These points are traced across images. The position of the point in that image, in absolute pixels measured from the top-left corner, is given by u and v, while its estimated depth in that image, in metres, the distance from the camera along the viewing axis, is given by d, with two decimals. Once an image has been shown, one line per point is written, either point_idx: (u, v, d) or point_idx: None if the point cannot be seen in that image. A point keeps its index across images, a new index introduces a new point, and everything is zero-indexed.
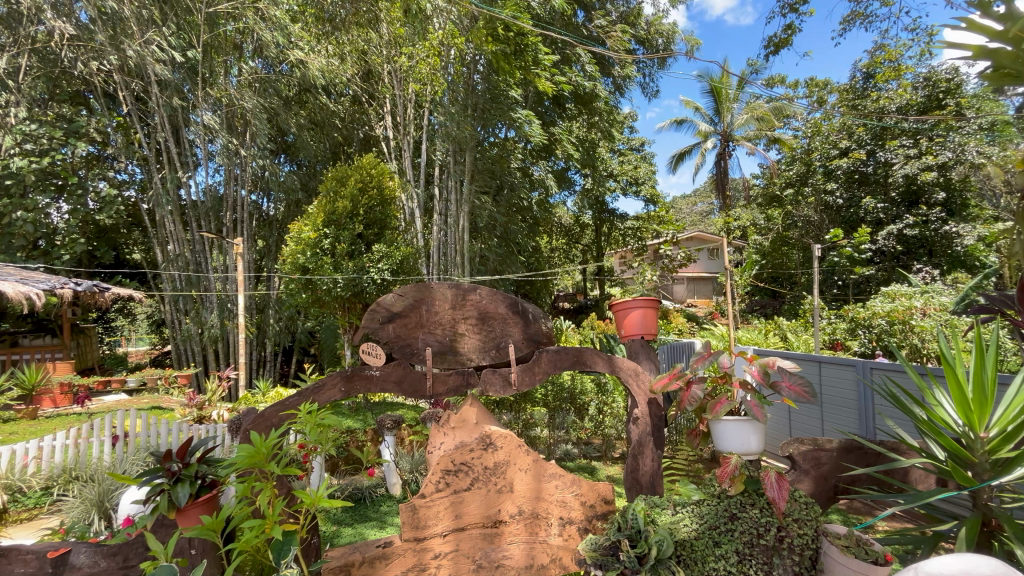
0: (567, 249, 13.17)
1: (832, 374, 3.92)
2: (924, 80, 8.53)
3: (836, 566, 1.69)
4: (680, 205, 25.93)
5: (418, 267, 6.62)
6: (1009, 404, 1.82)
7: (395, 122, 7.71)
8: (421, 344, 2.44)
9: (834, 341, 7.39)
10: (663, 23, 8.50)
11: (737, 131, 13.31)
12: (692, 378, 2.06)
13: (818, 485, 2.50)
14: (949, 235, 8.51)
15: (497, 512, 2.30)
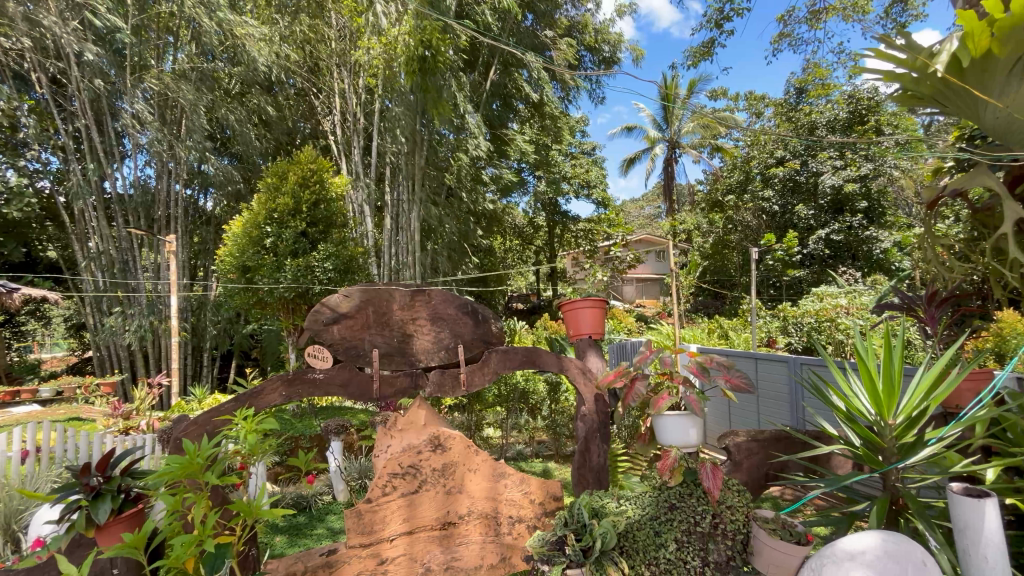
0: (520, 250, 13.28)
1: (767, 369, 4.17)
2: (849, 97, 9.27)
3: (765, 549, 1.77)
4: (629, 209, 26.88)
5: (368, 268, 6.47)
6: (914, 394, 2.01)
7: (344, 119, 7.49)
8: (368, 345, 2.38)
9: (768, 339, 7.87)
10: (611, 31, 8.76)
11: (683, 139, 13.92)
12: (637, 375, 2.13)
13: (751, 474, 2.65)
14: (870, 239, 9.28)
15: (446, 514, 2.27)
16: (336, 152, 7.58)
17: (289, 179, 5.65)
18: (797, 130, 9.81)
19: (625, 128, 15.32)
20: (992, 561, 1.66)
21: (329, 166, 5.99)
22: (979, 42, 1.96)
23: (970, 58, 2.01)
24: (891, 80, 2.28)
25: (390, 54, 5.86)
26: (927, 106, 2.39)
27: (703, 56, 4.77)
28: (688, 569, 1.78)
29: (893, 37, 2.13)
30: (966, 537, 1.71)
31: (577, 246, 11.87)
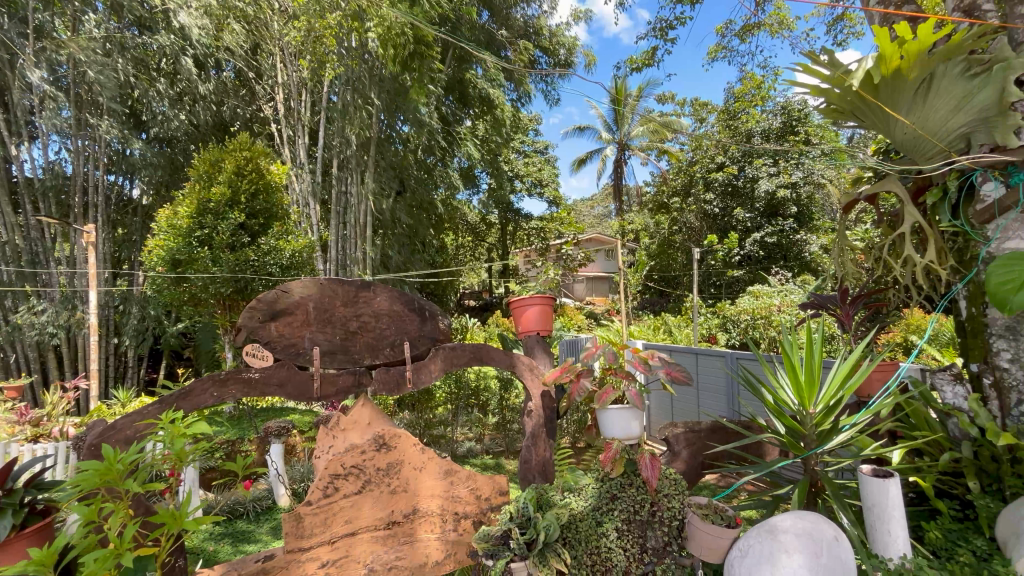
0: (473, 248, 13.22)
1: (706, 364, 4.39)
2: (782, 109, 9.93)
3: (697, 533, 1.87)
4: (581, 207, 27.41)
5: (314, 263, 6.22)
6: (832, 383, 2.19)
7: (288, 107, 7.17)
8: (308, 343, 2.29)
9: (708, 335, 8.30)
10: (565, 34, 8.88)
11: (632, 141, 14.36)
12: (581, 371, 2.19)
13: (688, 463, 2.79)
14: (799, 242, 10.01)
15: (390, 514, 2.23)
16: (279, 142, 7.24)
17: (226, 169, 5.34)
18: (736, 138, 10.37)
19: (577, 129, 15.58)
20: (895, 533, 1.86)
21: (271, 155, 5.70)
22: (890, 62, 2.13)
23: (882, 77, 2.19)
24: (818, 93, 2.46)
25: (338, 43, 5.66)
26: (848, 119, 2.59)
27: (650, 61, 4.90)
28: (626, 556, 1.86)
29: (816, 54, 2.28)
30: (874, 512, 1.89)
31: (529, 244, 11.97)
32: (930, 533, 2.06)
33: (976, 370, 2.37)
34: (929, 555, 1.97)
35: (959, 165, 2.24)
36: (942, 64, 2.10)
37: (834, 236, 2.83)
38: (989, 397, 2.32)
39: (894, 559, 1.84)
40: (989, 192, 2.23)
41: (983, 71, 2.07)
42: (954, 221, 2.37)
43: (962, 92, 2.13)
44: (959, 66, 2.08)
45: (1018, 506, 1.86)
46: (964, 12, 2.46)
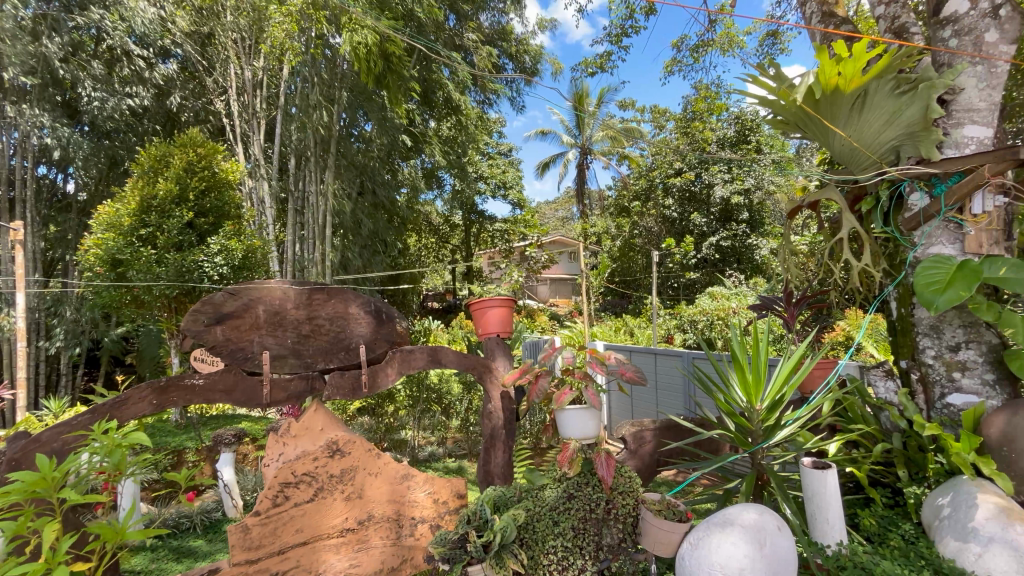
0: (436, 250, 13.05)
1: (664, 364, 4.50)
2: (736, 119, 10.38)
3: (651, 529, 1.92)
4: (545, 210, 27.64)
5: (269, 263, 6.00)
6: (776, 381, 2.31)
7: (241, 102, 6.88)
8: (257, 347, 2.22)
9: (666, 336, 8.53)
10: (531, 41, 8.94)
11: (595, 146, 14.60)
12: (540, 371, 2.20)
13: (644, 460, 2.88)
14: (751, 246, 10.48)
15: (344, 521, 2.19)
16: (232, 137, 6.93)
17: (172, 164, 5.07)
18: (693, 145, 10.74)
19: (541, 133, 15.70)
20: (832, 520, 1.98)
21: (221, 150, 5.45)
22: (828, 78, 2.26)
23: (822, 91, 2.32)
24: (766, 105, 2.59)
25: (298, 38, 5.49)
26: (795, 131, 2.74)
27: (607, 65, 4.99)
28: (584, 554, 1.87)
29: (762, 68, 2.40)
30: (815, 502, 2.00)
31: (493, 245, 11.97)
32: (866, 519, 2.19)
33: (905, 366, 2.55)
34: (864, 540, 2.10)
35: (890, 175, 2.41)
36: (875, 81, 2.25)
37: (780, 240, 2.97)
38: (916, 392, 2.50)
39: (832, 546, 1.97)
40: (916, 202, 2.41)
41: (910, 89, 2.24)
42: (886, 227, 2.54)
43: (893, 108, 2.29)
44: (890, 83, 2.23)
45: (940, 492, 2.01)
46: (895, 33, 2.65)
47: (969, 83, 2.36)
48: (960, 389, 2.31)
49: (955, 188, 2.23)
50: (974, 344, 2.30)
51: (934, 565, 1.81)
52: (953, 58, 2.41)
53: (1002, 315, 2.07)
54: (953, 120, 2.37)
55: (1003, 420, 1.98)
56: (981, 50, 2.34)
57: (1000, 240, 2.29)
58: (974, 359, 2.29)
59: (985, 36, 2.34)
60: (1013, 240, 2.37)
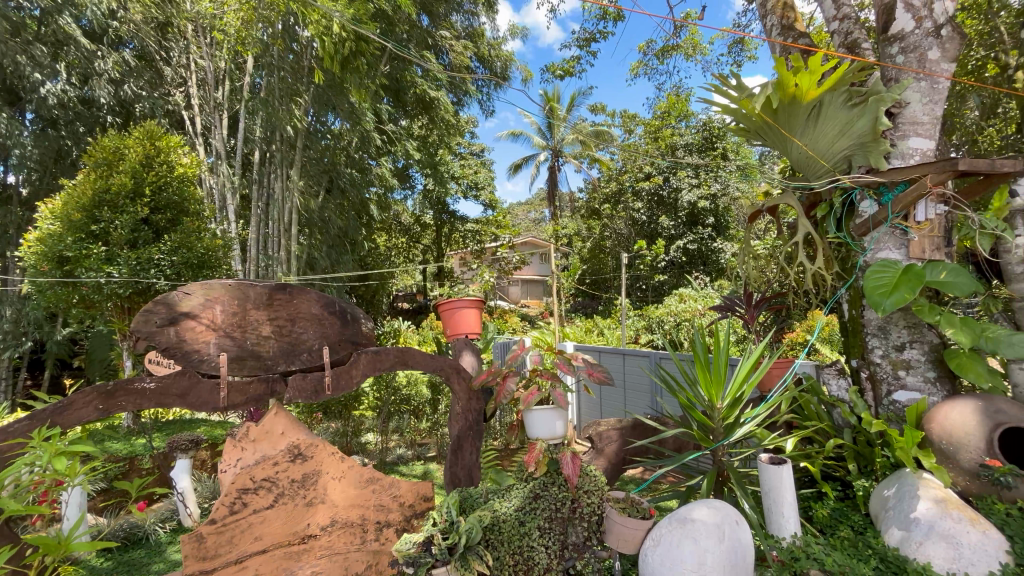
0: (406, 249, 12.85)
1: (632, 364, 4.57)
2: (703, 126, 10.69)
3: (615, 526, 1.94)
4: (517, 212, 27.70)
5: (231, 262, 5.79)
6: (737, 380, 2.38)
7: (201, 94, 6.63)
8: (214, 348, 2.15)
9: (634, 336, 8.72)
10: (503, 46, 8.93)
11: (566, 149, 14.75)
12: (508, 373, 2.20)
13: (611, 460, 2.94)
14: (716, 250, 10.81)
15: (305, 527, 2.15)
16: (191, 131, 6.67)
17: (126, 156, 4.83)
18: (662, 151, 11.00)
19: (512, 135, 15.76)
20: (787, 514, 2.06)
21: (179, 144, 5.23)
22: (786, 89, 2.36)
23: (781, 101, 2.42)
24: (728, 114, 2.68)
25: (263, 31, 5.33)
26: (755, 139, 2.84)
27: (575, 69, 5.06)
28: (548, 553, 1.90)
29: (724, 78, 2.50)
30: (771, 497, 2.08)
31: (465, 246, 11.91)
32: (819, 511, 2.28)
33: (856, 365, 2.67)
34: (817, 532, 2.19)
35: (843, 183, 2.52)
36: (829, 93, 2.36)
37: (741, 244, 3.07)
38: (865, 389, 2.63)
39: (787, 538, 2.05)
40: (866, 209, 2.54)
41: (861, 101, 2.36)
42: (839, 232, 2.68)
43: (845, 119, 2.41)
44: (842, 96, 2.35)
45: (886, 483, 2.12)
46: (847, 48, 2.79)
47: (914, 98, 2.50)
48: (905, 387, 2.45)
49: (901, 197, 2.35)
50: (917, 344, 2.45)
51: (879, 554, 1.92)
52: (900, 74, 2.56)
53: (942, 317, 2.22)
54: (899, 132, 2.51)
55: (942, 415, 2.10)
56: (925, 67, 2.49)
57: (940, 246, 2.42)
58: (917, 358, 2.44)
59: (928, 54, 2.49)
60: (953, 246, 2.52)
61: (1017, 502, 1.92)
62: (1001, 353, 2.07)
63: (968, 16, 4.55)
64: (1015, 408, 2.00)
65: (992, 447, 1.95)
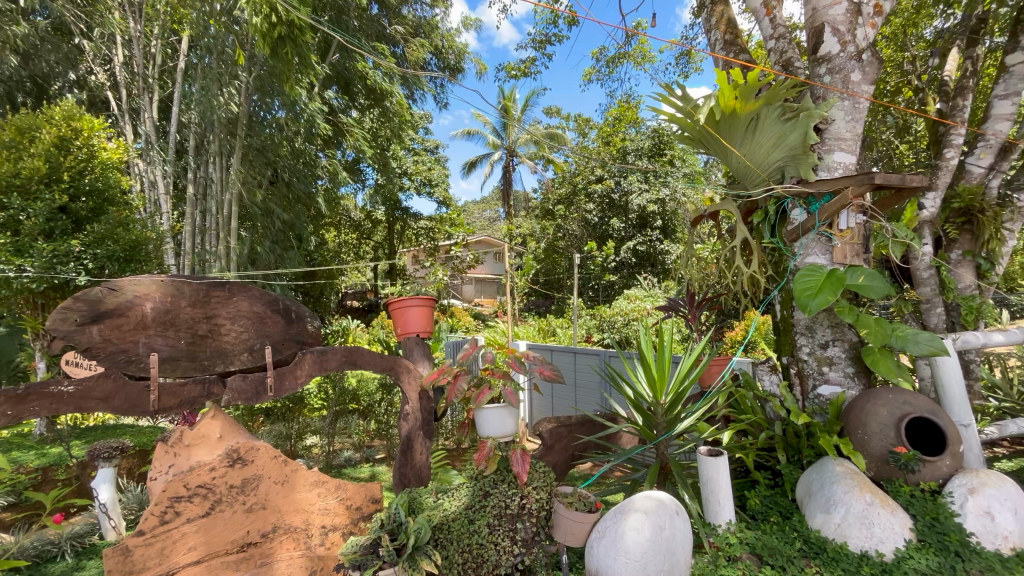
0: (357, 245, 12.42)
1: (583, 362, 4.66)
2: (652, 132, 11.06)
3: (562, 520, 1.97)
4: (472, 210, 27.55)
5: (163, 256, 5.40)
6: (679, 377, 2.50)
7: (128, 73, 6.11)
8: (143, 349, 2.03)
9: (586, 336, 8.90)
10: (456, 39, 8.79)
11: (521, 149, 14.83)
12: (459, 372, 2.21)
13: (559, 456, 2.98)
14: (663, 252, 11.22)
15: (244, 535, 2.07)
16: (117, 112, 6.14)
17: (38, 137, 4.40)
18: (614, 154, 11.29)
19: (467, 133, 15.67)
20: (723, 503, 2.18)
21: (101, 126, 4.80)
22: (726, 102, 2.50)
23: (722, 113, 2.56)
24: (674, 123, 2.80)
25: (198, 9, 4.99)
26: (699, 148, 2.98)
27: (531, 69, 5.09)
28: (498, 550, 1.90)
29: (670, 88, 2.61)
30: (709, 487, 2.19)
31: (418, 243, 11.71)
32: (751, 499, 2.44)
33: (786, 361, 2.88)
34: (749, 519, 2.34)
35: (776, 192, 2.70)
36: (765, 107, 2.52)
37: (685, 246, 3.22)
38: (794, 383, 2.83)
39: (722, 526, 2.18)
40: (797, 217, 2.72)
41: (794, 117, 2.53)
42: (773, 238, 2.87)
43: (779, 132, 2.58)
44: (777, 110, 2.52)
45: (811, 470, 2.29)
46: (782, 66, 3.00)
47: (839, 115, 2.72)
48: (828, 381, 2.66)
49: (826, 206, 2.55)
50: (839, 342, 2.67)
51: (803, 536, 2.10)
52: (827, 92, 2.77)
53: (860, 317, 2.42)
54: (825, 146, 2.72)
55: (858, 406, 2.30)
56: (848, 88, 2.71)
57: (860, 252, 2.65)
58: (838, 355, 2.65)
59: (851, 75, 2.72)
60: (871, 253, 2.77)
61: (920, 483, 2.13)
62: (908, 350, 2.29)
63: (885, 42, 4.98)
64: (919, 399, 2.22)
65: (901, 434, 2.16)
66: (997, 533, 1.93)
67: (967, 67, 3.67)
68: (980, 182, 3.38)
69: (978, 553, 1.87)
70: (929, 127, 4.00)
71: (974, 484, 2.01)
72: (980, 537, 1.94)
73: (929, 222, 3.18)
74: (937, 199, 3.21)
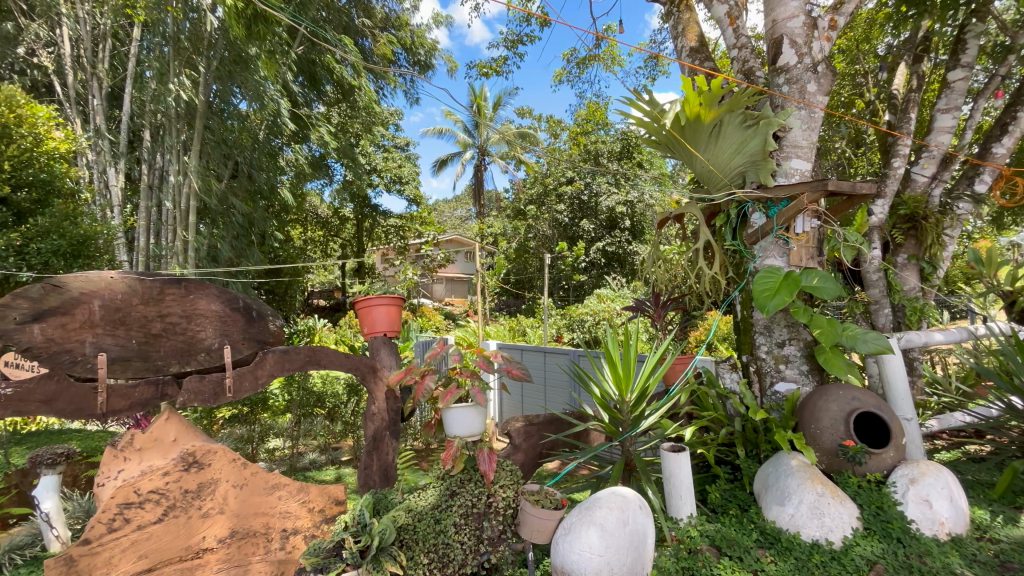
0: (324, 243, 12.09)
1: (553, 360, 4.68)
2: (622, 135, 11.25)
3: (527, 518, 1.98)
4: (443, 209, 27.31)
5: (114, 251, 5.12)
6: (643, 375, 2.56)
7: (76, 57, 5.77)
8: (91, 348, 1.94)
9: (556, 335, 8.97)
10: (427, 35, 8.67)
11: (492, 148, 14.80)
12: (427, 371, 2.20)
13: (527, 455, 2.99)
14: (632, 253, 11.42)
15: (199, 541, 2.00)
16: (62, 98, 5.78)
17: None
18: (585, 156, 11.42)
19: (438, 131, 15.53)
20: (684, 498, 2.25)
21: (45, 113, 4.51)
22: (691, 107, 2.57)
23: (687, 118, 2.63)
24: (643, 127, 2.86)
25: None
26: (666, 152, 3.05)
27: (502, 68, 5.10)
28: (464, 549, 1.90)
29: (638, 92, 2.68)
30: (671, 482, 2.26)
31: (387, 241, 11.52)
32: (712, 493, 2.52)
33: (746, 359, 2.99)
34: (710, 512, 2.42)
35: (738, 196, 2.80)
36: (727, 114, 2.60)
37: (651, 248, 3.29)
38: (753, 381, 2.94)
39: (683, 519, 2.25)
40: (756, 220, 2.83)
41: (754, 124, 2.63)
42: (734, 241, 2.98)
43: (741, 138, 2.68)
44: (739, 117, 2.61)
45: (768, 465, 2.38)
46: (744, 74, 3.11)
47: (796, 124, 2.83)
48: (784, 378, 2.77)
49: (784, 211, 2.66)
50: (795, 341, 2.79)
51: (759, 527, 2.18)
52: (785, 102, 2.88)
53: (814, 317, 2.54)
54: (782, 153, 2.84)
55: (811, 402, 2.41)
56: (805, 98, 2.84)
57: (814, 255, 2.78)
58: (794, 353, 2.77)
59: (807, 86, 2.84)
60: (824, 256, 2.92)
61: (866, 474, 2.26)
62: (857, 349, 2.41)
63: (840, 55, 5.23)
64: (866, 395, 2.35)
65: (849, 428, 2.28)
66: (934, 520, 2.05)
67: (913, 82, 3.89)
68: (924, 190, 3.60)
69: (918, 539, 2.00)
70: (878, 138, 4.23)
71: (915, 474, 2.15)
72: (920, 524, 2.06)
73: (878, 227, 3.36)
74: (885, 206, 3.40)
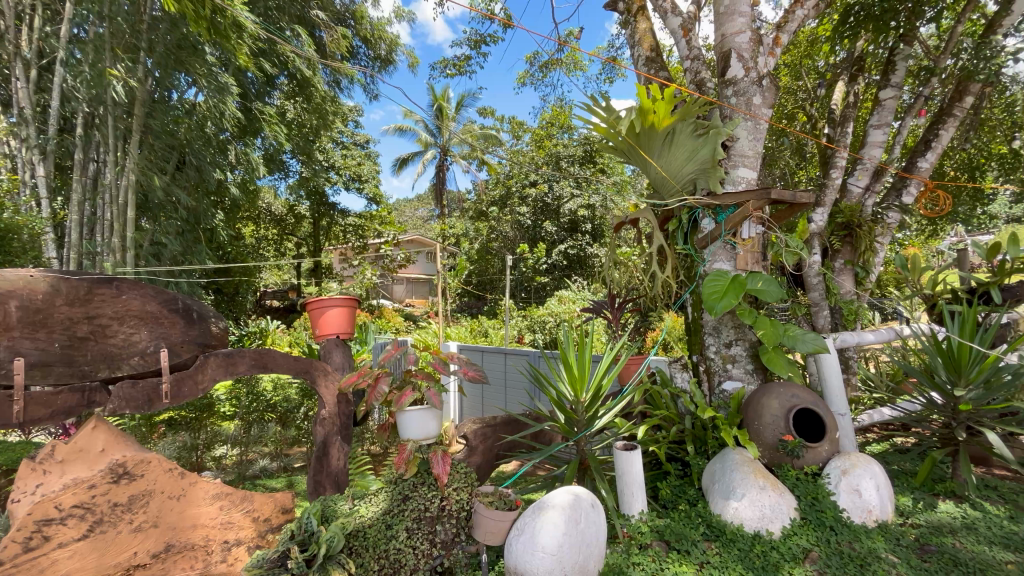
0: (278, 241, 11.66)
1: (513, 361, 4.70)
2: (583, 139, 11.43)
3: (481, 520, 1.98)
4: (405, 209, 26.92)
5: (40, 247, 4.74)
6: (597, 375, 2.60)
7: None
8: (5, 353, 1.77)
9: (517, 336, 9.02)
10: (387, 29, 8.48)
11: (455, 148, 14.72)
12: (380, 374, 2.15)
13: (483, 457, 2.98)
14: (592, 255, 11.63)
15: (130, 556, 1.89)
16: None
17: None
18: (547, 159, 11.54)
19: (399, 129, 15.30)
20: (636, 494, 2.29)
21: None
22: (647, 115, 2.64)
23: (642, 126, 2.70)
24: (600, 133, 2.92)
25: None
26: (621, 158, 3.12)
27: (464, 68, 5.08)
28: (416, 554, 1.88)
29: (594, 98, 2.72)
30: (624, 480, 2.30)
31: (346, 241, 11.24)
32: (663, 489, 2.60)
33: (696, 359, 3.10)
34: (660, 507, 2.50)
35: (689, 203, 2.90)
36: (680, 122, 2.69)
37: (608, 251, 3.37)
38: (703, 380, 3.06)
39: (633, 515, 2.30)
40: (706, 226, 2.94)
41: (704, 133, 2.74)
42: (686, 245, 3.09)
43: (692, 146, 2.78)
44: (690, 126, 2.71)
45: (715, 460, 2.47)
46: (696, 85, 3.23)
47: (743, 134, 2.97)
48: (731, 377, 2.90)
49: (731, 217, 2.78)
50: (740, 341, 2.92)
51: (706, 520, 2.26)
52: (734, 113, 3.01)
53: (758, 319, 2.66)
54: (730, 161, 2.97)
55: (754, 399, 2.53)
56: (751, 110, 2.98)
57: (759, 260, 2.93)
58: (740, 353, 2.91)
59: (753, 99, 2.98)
60: (768, 261, 3.07)
61: (803, 467, 2.39)
62: (797, 349, 2.55)
63: (785, 70, 5.52)
64: (805, 393, 2.49)
65: (789, 424, 2.40)
66: (864, 508, 2.19)
67: (849, 99, 4.15)
68: (858, 200, 3.85)
69: (848, 526, 2.13)
70: (819, 150, 4.49)
71: (847, 465, 2.30)
72: (850, 512, 2.20)
73: (817, 234, 3.56)
74: (824, 214, 3.61)
